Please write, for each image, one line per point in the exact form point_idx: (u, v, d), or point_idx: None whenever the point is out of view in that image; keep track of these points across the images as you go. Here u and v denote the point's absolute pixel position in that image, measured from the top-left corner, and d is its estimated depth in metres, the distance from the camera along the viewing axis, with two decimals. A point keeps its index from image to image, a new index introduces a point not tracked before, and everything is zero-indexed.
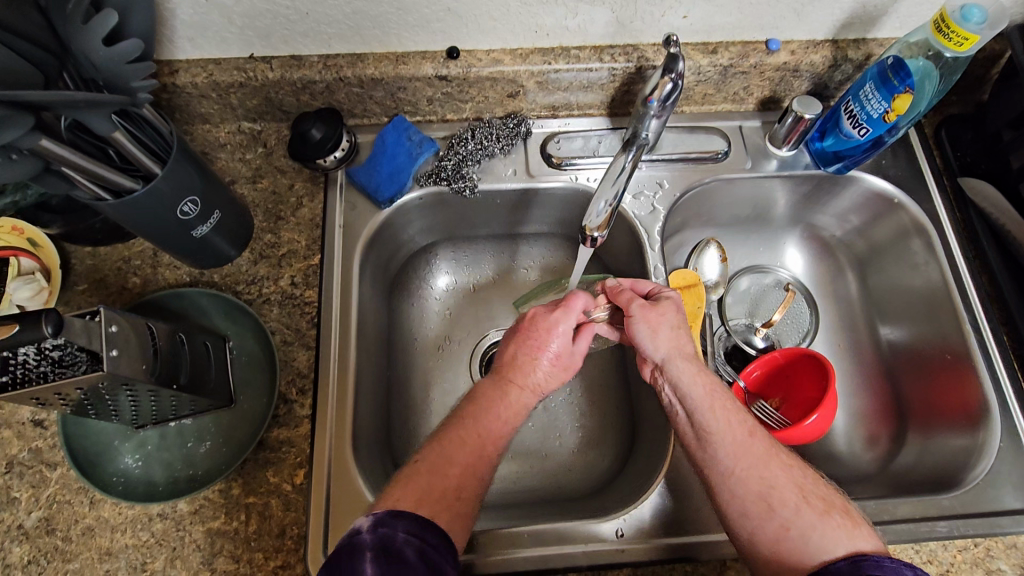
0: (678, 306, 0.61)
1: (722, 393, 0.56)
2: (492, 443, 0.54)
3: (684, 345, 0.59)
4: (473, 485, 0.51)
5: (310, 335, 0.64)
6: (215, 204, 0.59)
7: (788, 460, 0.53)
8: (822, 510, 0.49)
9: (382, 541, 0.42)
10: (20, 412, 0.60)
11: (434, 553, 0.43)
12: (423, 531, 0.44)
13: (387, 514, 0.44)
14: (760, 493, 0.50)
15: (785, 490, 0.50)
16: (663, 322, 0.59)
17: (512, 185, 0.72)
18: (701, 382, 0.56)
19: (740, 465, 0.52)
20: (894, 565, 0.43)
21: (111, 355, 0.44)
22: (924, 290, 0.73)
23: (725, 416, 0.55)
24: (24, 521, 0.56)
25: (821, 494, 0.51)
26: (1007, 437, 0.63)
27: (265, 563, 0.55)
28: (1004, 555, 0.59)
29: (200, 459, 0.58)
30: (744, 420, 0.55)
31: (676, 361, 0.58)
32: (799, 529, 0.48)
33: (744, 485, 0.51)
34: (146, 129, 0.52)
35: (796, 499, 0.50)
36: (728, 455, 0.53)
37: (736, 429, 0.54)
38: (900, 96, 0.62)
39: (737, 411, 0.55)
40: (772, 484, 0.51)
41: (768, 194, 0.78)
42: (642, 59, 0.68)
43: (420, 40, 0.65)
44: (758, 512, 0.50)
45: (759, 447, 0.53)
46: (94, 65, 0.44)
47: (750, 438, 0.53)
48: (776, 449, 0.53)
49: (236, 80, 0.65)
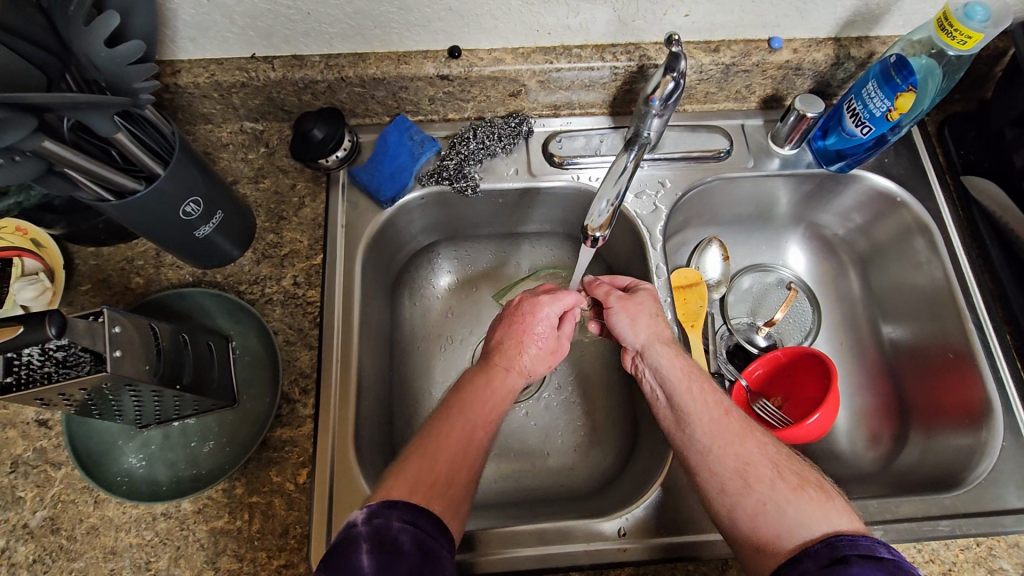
0: (656, 297, 0.64)
1: (701, 376, 0.58)
2: (481, 429, 0.54)
3: (664, 332, 0.61)
4: (468, 476, 0.51)
5: (312, 335, 0.64)
6: (217, 204, 0.59)
7: (764, 439, 0.53)
8: (796, 485, 0.49)
9: (377, 530, 0.42)
10: (24, 412, 0.60)
11: (432, 545, 0.43)
12: (419, 519, 0.44)
13: (381, 504, 0.45)
14: (736, 470, 0.51)
15: (759, 467, 0.51)
16: (642, 311, 0.62)
17: (513, 185, 0.72)
18: (679, 366, 0.58)
19: (715, 442, 0.53)
20: (868, 543, 0.44)
21: (114, 355, 0.44)
22: (926, 288, 0.72)
23: (702, 397, 0.56)
24: (30, 520, 0.56)
25: (796, 470, 0.51)
26: (1009, 436, 0.63)
27: (268, 562, 0.55)
28: (1006, 554, 0.59)
29: (204, 459, 0.58)
30: (721, 401, 0.56)
31: (654, 347, 0.60)
32: (775, 504, 0.48)
33: (721, 463, 0.52)
34: (148, 130, 0.52)
35: (771, 476, 0.50)
36: (705, 434, 0.54)
37: (711, 408, 0.55)
38: (904, 93, 0.61)
39: (713, 391, 0.57)
40: (747, 461, 0.51)
41: (770, 192, 0.78)
42: (644, 58, 0.68)
43: (422, 40, 0.65)
44: (736, 488, 0.50)
45: (735, 426, 0.54)
46: (97, 67, 0.44)
47: (725, 417, 0.54)
48: (752, 428, 0.54)
49: (238, 80, 0.65)
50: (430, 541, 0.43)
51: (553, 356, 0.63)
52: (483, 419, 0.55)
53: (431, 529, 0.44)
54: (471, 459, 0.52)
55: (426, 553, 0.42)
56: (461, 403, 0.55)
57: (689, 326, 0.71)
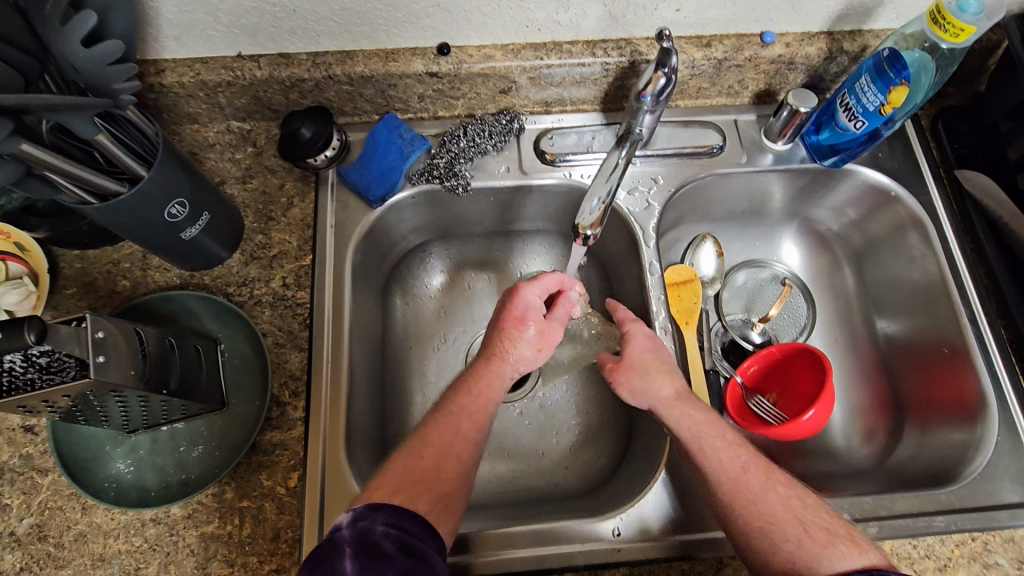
0: (644, 345, 0.63)
1: (719, 430, 0.57)
2: (468, 418, 0.56)
3: (665, 387, 0.60)
4: (457, 471, 0.52)
5: (302, 336, 0.63)
6: (204, 206, 0.58)
7: (786, 491, 0.53)
8: (825, 540, 0.49)
9: (362, 533, 0.43)
10: (10, 418, 0.59)
11: (414, 541, 0.43)
12: (404, 522, 0.44)
13: (366, 506, 0.45)
14: (762, 529, 0.51)
15: (786, 523, 0.51)
16: (633, 374, 0.62)
17: (505, 183, 0.72)
18: (687, 425, 0.57)
19: (738, 501, 0.53)
20: None
21: (98, 361, 0.44)
22: (920, 283, 0.72)
23: (719, 456, 0.55)
24: (16, 528, 0.56)
25: (824, 524, 0.51)
26: (1004, 430, 0.63)
27: (260, 567, 0.55)
28: (1001, 549, 0.59)
29: (192, 463, 0.58)
30: (738, 456, 0.55)
31: (660, 410, 0.59)
32: (806, 562, 0.48)
33: (746, 522, 0.52)
34: (131, 131, 0.51)
35: (798, 532, 0.50)
36: (727, 495, 0.53)
37: (730, 466, 0.54)
38: (896, 88, 0.61)
39: (732, 445, 0.56)
40: (772, 519, 0.51)
41: (764, 188, 0.77)
42: (635, 53, 0.67)
43: (410, 36, 0.64)
44: (764, 548, 0.50)
45: (754, 482, 0.53)
46: (75, 68, 0.43)
47: (744, 474, 0.54)
48: (773, 480, 0.54)
49: (224, 79, 0.64)
50: (411, 539, 0.43)
51: (541, 342, 0.62)
52: (471, 407, 0.56)
53: (416, 531, 0.44)
54: (460, 457, 0.53)
55: (413, 554, 0.42)
56: (446, 412, 0.56)
57: (683, 323, 0.71)
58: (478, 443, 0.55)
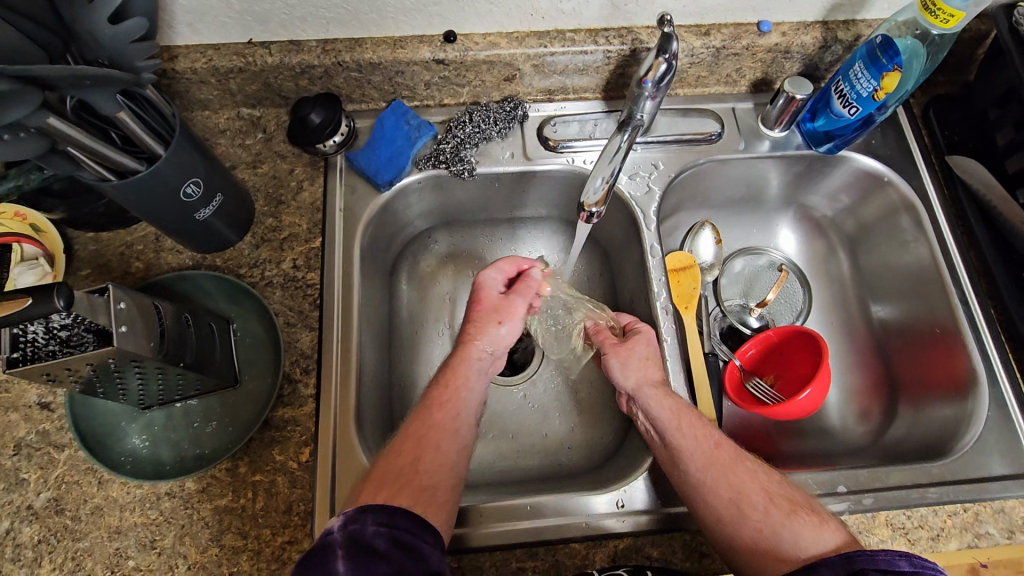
0: (650, 341, 0.65)
1: (694, 412, 0.59)
2: (439, 407, 0.58)
3: (654, 373, 0.62)
4: (436, 461, 0.54)
5: (312, 316, 0.65)
6: (217, 188, 0.59)
7: (754, 466, 0.55)
8: (789, 510, 0.51)
9: (353, 536, 0.43)
10: (27, 395, 0.60)
11: (406, 536, 0.44)
12: (395, 519, 0.45)
13: (356, 509, 0.46)
14: (730, 500, 0.53)
15: (753, 494, 0.53)
16: (631, 357, 0.64)
17: (509, 168, 0.73)
18: (668, 404, 0.59)
19: (708, 475, 0.54)
20: (890, 556, 0.44)
21: (120, 330, 0.45)
22: (913, 267, 0.74)
23: (693, 432, 0.57)
24: (34, 501, 0.57)
25: (788, 495, 0.53)
26: (994, 405, 0.65)
27: (272, 540, 0.56)
28: (992, 520, 0.60)
29: (207, 438, 0.59)
30: (710, 434, 0.57)
31: (643, 390, 0.61)
32: (771, 529, 0.50)
33: (715, 494, 0.54)
34: (149, 110, 0.52)
35: (764, 502, 0.52)
36: (698, 469, 0.55)
37: (702, 441, 0.56)
38: (889, 74, 0.63)
39: (702, 423, 0.58)
40: (739, 490, 0.53)
41: (761, 175, 0.80)
42: (636, 41, 0.69)
43: (418, 24, 0.66)
44: (732, 518, 0.52)
45: (725, 456, 0.55)
46: (99, 45, 0.44)
47: (715, 449, 0.56)
48: (741, 456, 0.56)
49: (235, 65, 0.66)
50: (403, 534, 0.44)
51: (501, 312, 0.66)
52: (442, 398, 0.58)
53: (409, 526, 0.45)
54: (439, 447, 0.55)
55: (404, 549, 0.43)
56: (449, 381, 0.60)
57: (683, 307, 0.73)
58: (455, 431, 0.57)
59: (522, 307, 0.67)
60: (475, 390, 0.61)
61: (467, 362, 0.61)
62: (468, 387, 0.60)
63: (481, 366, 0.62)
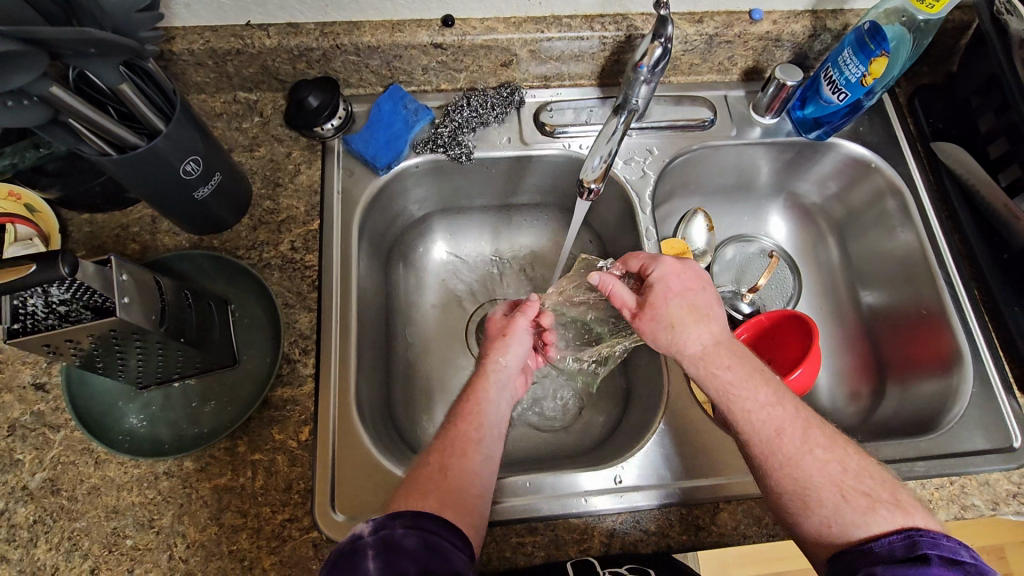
0: (667, 291, 0.61)
1: (751, 391, 0.56)
2: (464, 419, 0.55)
3: (692, 342, 0.59)
4: (461, 471, 0.51)
5: (311, 297, 0.65)
6: (215, 167, 0.59)
7: (825, 455, 0.53)
8: (866, 507, 0.50)
9: (384, 541, 0.42)
10: (21, 376, 0.60)
11: (437, 539, 0.43)
12: (422, 521, 0.43)
13: (385, 515, 0.44)
14: (796, 493, 0.52)
15: (823, 489, 0.51)
16: (658, 328, 0.60)
17: (507, 152, 0.74)
18: (713, 384, 0.57)
19: (773, 465, 0.53)
20: (950, 544, 0.46)
21: (123, 301, 0.45)
22: (902, 254, 0.76)
23: (761, 416, 0.55)
24: (29, 482, 0.56)
25: (864, 490, 0.51)
26: (978, 382, 0.67)
27: (273, 517, 0.56)
28: (977, 492, 0.62)
29: (206, 418, 0.59)
30: (773, 419, 0.54)
31: (689, 368, 0.59)
32: (840, 526, 0.50)
33: (778, 485, 0.53)
34: (149, 83, 0.52)
35: (835, 498, 0.51)
36: (757, 460, 0.54)
37: (762, 427, 0.54)
38: (877, 59, 0.65)
39: (763, 404, 0.55)
40: (806, 486, 0.52)
41: (751, 162, 0.81)
42: (631, 27, 0.70)
43: (416, 8, 0.66)
44: (799, 509, 0.52)
45: (790, 446, 0.53)
46: (103, 11, 0.44)
47: (778, 437, 0.54)
48: (810, 443, 0.53)
49: (233, 47, 0.66)
50: (434, 537, 0.43)
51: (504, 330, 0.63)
52: (466, 411, 0.56)
53: (433, 527, 0.43)
54: (465, 456, 0.52)
55: (433, 553, 0.42)
56: (468, 396, 0.57)
57: None
58: (479, 440, 0.54)
59: (525, 325, 0.64)
60: (500, 403, 0.58)
61: (488, 375, 0.59)
62: (490, 401, 0.57)
63: (501, 382, 0.59)
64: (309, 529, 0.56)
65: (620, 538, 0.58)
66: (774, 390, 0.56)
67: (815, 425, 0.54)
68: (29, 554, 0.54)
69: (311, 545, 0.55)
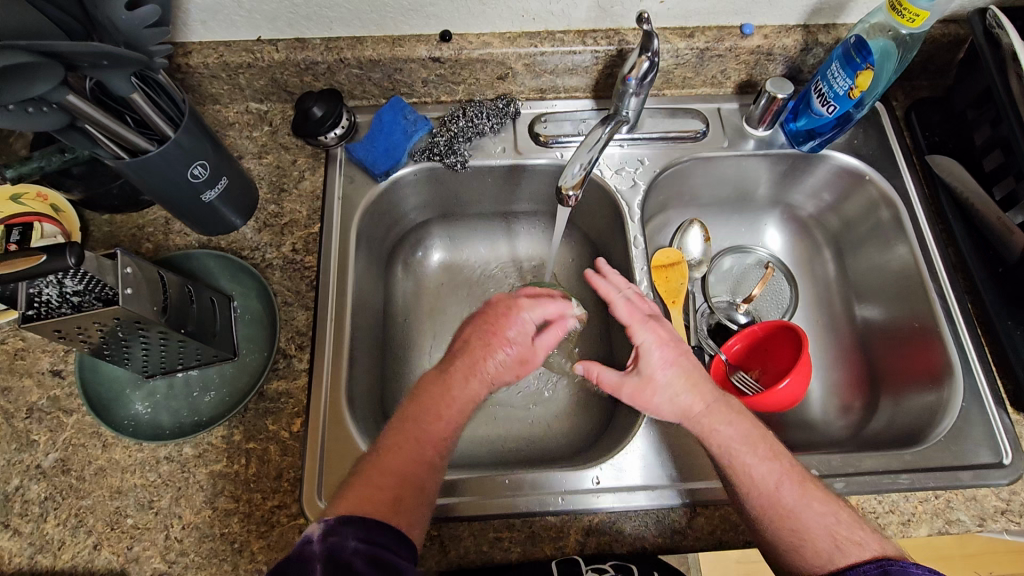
0: (664, 360, 0.59)
1: (752, 446, 0.56)
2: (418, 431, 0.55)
3: (694, 405, 0.58)
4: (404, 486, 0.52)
5: (310, 296, 0.68)
6: (222, 171, 0.63)
7: (822, 507, 0.53)
8: (858, 556, 0.50)
9: (327, 551, 0.43)
10: (40, 363, 0.65)
11: (384, 552, 0.44)
12: (373, 535, 0.44)
13: (337, 520, 0.45)
14: (793, 544, 0.52)
15: (819, 538, 0.52)
16: (658, 398, 0.58)
17: (501, 161, 0.77)
18: (715, 439, 0.57)
19: (773, 519, 0.53)
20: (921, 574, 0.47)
21: (125, 293, 0.49)
22: (898, 271, 0.75)
23: (762, 465, 0.55)
24: (42, 461, 0.60)
25: (859, 542, 0.51)
26: (970, 396, 0.66)
27: (263, 503, 0.59)
28: (964, 507, 0.62)
29: (205, 407, 0.63)
30: (774, 471, 0.55)
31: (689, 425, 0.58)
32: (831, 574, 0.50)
33: (774, 538, 0.53)
34: (160, 93, 0.57)
35: (830, 547, 0.51)
36: (753, 505, 0.54)
37: (763, 482, 0.54)
38: (863, 72, 0.66)
39: (763, 459, 0.56)
40: (802, 536, 0.52)
41: (745, 173, 0.82)
42: (622, 42, 0.72)
43: (415, 24, 0.70)
44: (794, 558, 0.52)
45: (788, 500, 0.53)
46: (118, 30, 0.48)
47: (777, 490, 0.54)
48: (808, 496, 0.54)
49: (244, 60, 0.70)
50: (382, 551, 0.44)
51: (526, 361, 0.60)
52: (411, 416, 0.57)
53: (384, 540, 0.44)
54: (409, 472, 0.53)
55: (379, 565, 0.43)
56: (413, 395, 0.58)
57: (670, 302, 0.75)
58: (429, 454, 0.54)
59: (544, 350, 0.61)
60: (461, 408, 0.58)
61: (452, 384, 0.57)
62: None
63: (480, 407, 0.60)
64: (296, 516, 0.58)
65: (597, 537, 0.59)
66: (771, 445, 0.57)
67: (810, 479, 0.55)
68: (39, 528, 0.58)
69: (299, 531, 0.58)
